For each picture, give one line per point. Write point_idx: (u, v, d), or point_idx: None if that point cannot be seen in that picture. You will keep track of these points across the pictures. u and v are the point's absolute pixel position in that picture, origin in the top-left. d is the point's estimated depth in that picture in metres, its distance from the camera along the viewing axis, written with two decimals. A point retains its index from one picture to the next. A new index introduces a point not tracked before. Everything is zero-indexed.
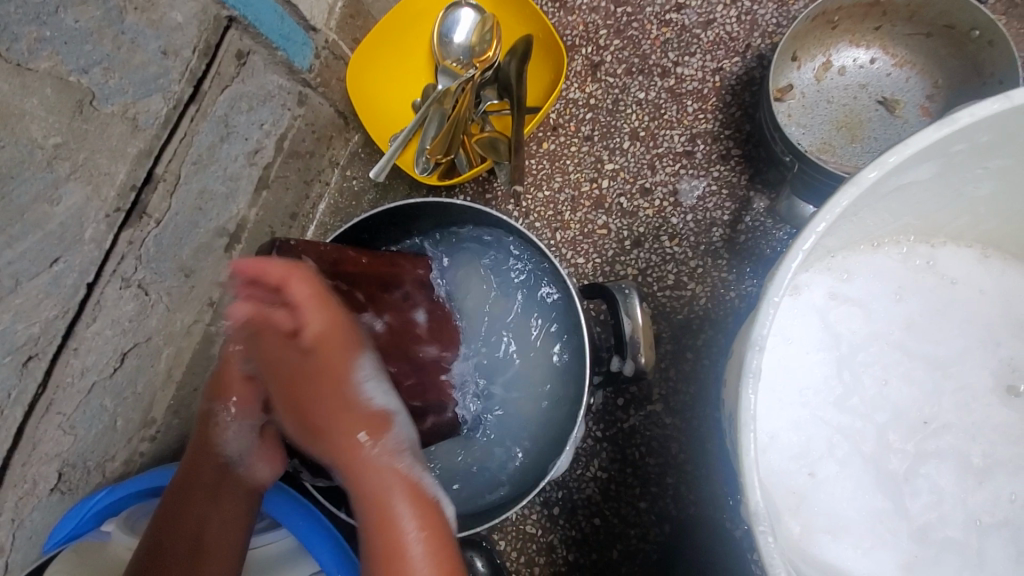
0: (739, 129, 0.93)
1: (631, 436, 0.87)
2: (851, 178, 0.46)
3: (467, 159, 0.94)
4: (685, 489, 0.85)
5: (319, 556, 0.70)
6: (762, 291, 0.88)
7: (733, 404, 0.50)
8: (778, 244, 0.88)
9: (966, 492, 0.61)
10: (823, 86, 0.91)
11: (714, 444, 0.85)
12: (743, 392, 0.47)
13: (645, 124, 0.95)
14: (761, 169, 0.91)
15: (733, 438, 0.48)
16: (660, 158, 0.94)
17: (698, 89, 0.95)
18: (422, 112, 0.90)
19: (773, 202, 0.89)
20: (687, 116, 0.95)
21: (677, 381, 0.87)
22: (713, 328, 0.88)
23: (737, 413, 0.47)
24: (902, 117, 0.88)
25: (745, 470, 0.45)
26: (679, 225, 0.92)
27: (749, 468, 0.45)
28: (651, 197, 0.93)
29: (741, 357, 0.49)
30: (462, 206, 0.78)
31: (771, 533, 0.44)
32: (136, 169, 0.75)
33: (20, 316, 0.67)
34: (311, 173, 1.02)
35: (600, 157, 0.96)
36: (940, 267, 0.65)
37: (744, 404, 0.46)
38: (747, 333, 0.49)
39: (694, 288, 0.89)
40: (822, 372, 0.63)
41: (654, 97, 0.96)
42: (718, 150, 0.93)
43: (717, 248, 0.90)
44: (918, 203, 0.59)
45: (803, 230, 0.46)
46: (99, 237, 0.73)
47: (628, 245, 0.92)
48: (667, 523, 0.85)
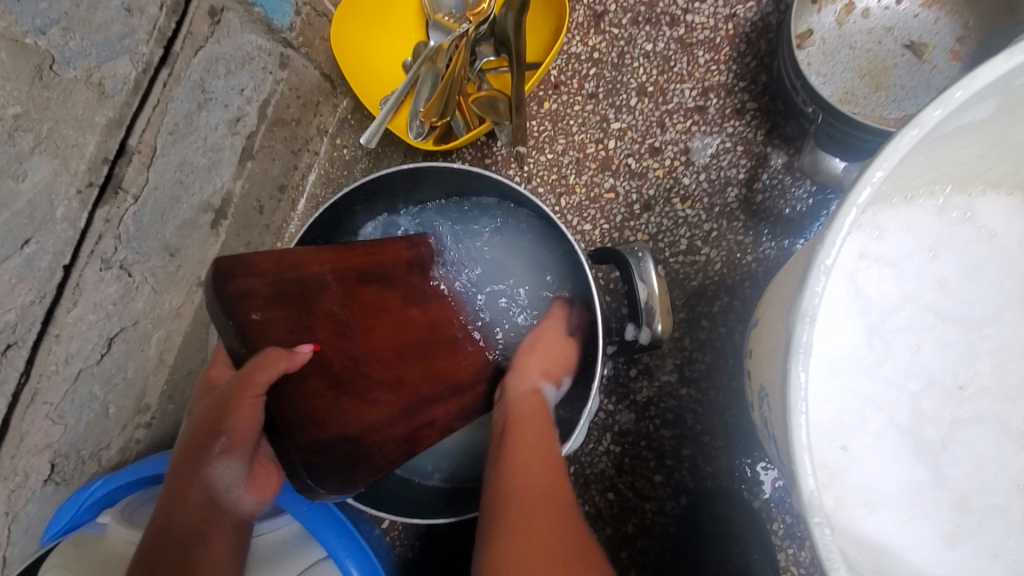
0: (755, 81, 0.87)
1: (644, 409, 0.84)
2: (913, 121, 0.41)
3: (464, 121, 0.88)
4: (701, 460, 0.82)
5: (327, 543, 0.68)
6: (781, 255, 0.83)
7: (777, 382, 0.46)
8: (798, 204, 0.83)
9: (1007, 456, 0.58)
10: (846, 31, 0.84)
11: (731, 414, 0.82)
12: (792, 368, 0.43)
13: (654, 78, 0.89)
14: (778, 124, 0.85)
15: (781, 415, 0.44)
16: (670, 115, 0.88)
17: (710, 38, 0.88)
18: (413, 73, 0.84)
19: (792, 158, 0.84)
20: (699, 68, 0.88)
21: (691, 350, 0.84)
22: (729, 294, 0.83)
23: (785, 392, 0.43)
24: (930, 62, 0.82)
25: (796, 454, 0.42)
26: (691, 187, 0.86)
27: (799, 450, 0.42)
28: (661, 157, 0.88)
29: (785, 331, 0.45)
30: (461, 170, 0.73)
31: (828, 524, 0.41)
32: (107, 140, 0.69)
33: None
34: (299, 143, 0.97)
35: (606, 116, 0.90)
36: (979, 217, 0.60)
37: (795, 384, 0.42)
38: (793, 302, 0.45)
39: (708, 253, 0.85)
40: (857, 339, 0.59)
41: (662, 49, 0.89)
42: (732, 104, 0.87)
43: (733, 209, 0.85)
44: (960, 150, 0.54)
45: (859, 184, 0.41)
46: (72, 215, 0.68)
47: (638, 209, 0.87)
48: (682, 496, 0.82)
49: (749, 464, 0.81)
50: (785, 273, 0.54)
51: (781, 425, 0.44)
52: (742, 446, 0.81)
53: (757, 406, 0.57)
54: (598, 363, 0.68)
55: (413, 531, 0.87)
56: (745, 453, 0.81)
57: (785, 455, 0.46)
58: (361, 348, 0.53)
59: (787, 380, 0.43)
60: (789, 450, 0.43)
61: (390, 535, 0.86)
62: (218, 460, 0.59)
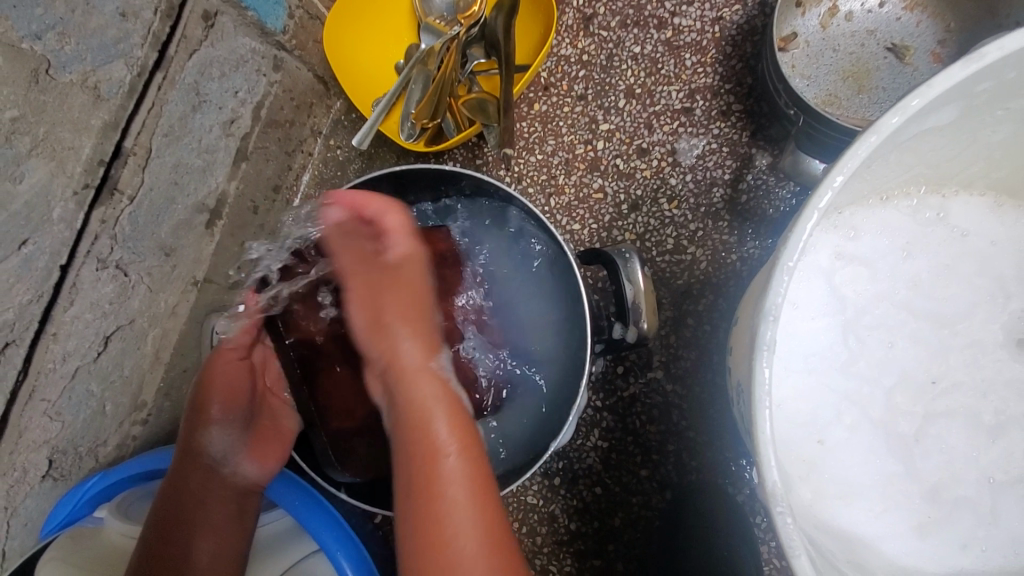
0: (740, 83, 0.88)
1: (631, 405, 0.85)
2: (873, 125, 0.43)
3: (454, 123, 0.88)
4: (686, 455, 0.84)
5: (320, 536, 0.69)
6: (766, 254, 0.85)
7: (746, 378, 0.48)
8: (782, 204, 0.84)
9: (978, 449, 0.60)
10: (829, 34, 0.86)
11: (716, 410, 0.84)
12: (758, 364, 0.44)
13: (641, 80, 0.91)
14: (763, 125, 0.87)
15: (748, 410, 0.46)
16: (657, 116, 0.90)
17: (697, 41, 0.90)
18: (405, 75, 0.85)
19: (776, 159, 0.85)
20: (686, 70, 0.90)
21: (677, 347, 0.85)
22: (714, 292, 0.85)
23: (751, 388, 0.45)
24: (911, 65, 0.83)
25: (761, 447, 0.44)
26: (678, 187, 0.88)
27: (762, 444, 0.44)
28: (648, 158, 0.89)
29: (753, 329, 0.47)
30: (450, 171, 0.75)
31: (790, 513, 0.42)
32: (102, 142, 0.71)
33: None
34: (293, 144, 0.98)
35: (594, 118, 0.91)
36: (952, 217, 0.62)
37: (760, 380, 0.44)
38: (760, 301, 0.46)
39: (694, 253, 0.86)
40: (833, 337, 0.60)
41: (650, 51, 0.91)
42: (718, 106, 0.88)
43: (718, 210, 0.86)
44: (932, 152, 0.56)
45: (819, 187, 0.42)
46: (69, 216, 0.69)
47: (625, 209, 0.89)
48: (668, 490, 0.84)
49: (734, 459, 0.82)
50: (759, 273, 0.56)
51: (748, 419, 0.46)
52: (726, 441, 0.83)
53: (735, 404, 0.59)
54: (586, 360, 0.69)
55: None
56: (729, 449, 0.83)
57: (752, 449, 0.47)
58: (389, 339, 0.59)
59: (753, 375, 0.45)
60: (754, 443, 0.44)
61: (383, 529, 0.88)
62: (217, 423, 0.74)
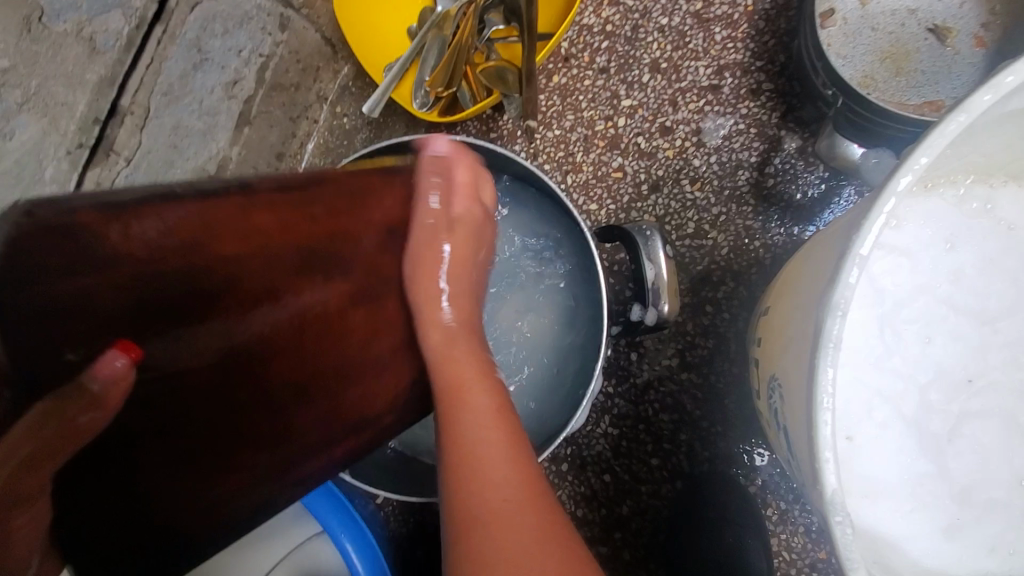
0: (772, 61, 0.84)
1: (644, 393, 0.83)
2: (962, 106, 0.40)
3: (470, 93, 0.84)
4: (698, 445, 0.82)
5: (322, 514, 0.69)
6: (789, 242, 0.82)
7: (800, 376, 0.45)
8: (809, 189, 0.81)
9: (1012, 450, 0.58)
10: (868, 12, 0.82)
11: (731, 400, 0.82)
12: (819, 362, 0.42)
13: (667, 54, 0.86)
14: (795, 106, 0.83)
15: (804, 407, 0.44)
16: (682, 93, 0.86)
17: (727, 14, 0.85)
18: (419, 40, 0.80)
19: (806, 142, 0.82)
20: (715, 45, 0.85)
21: (694, 335, 0.83)
22: (735, 279, 0.82)
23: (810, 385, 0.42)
24: (952, 48, 0.79)
25: (820, 449, 0.42)
26: (702, 168, 0.84)
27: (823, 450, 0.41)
28: (671, 137, 0.85)
29: (813, 323, 0.44)
30: (471, 144, 0.69)
31: (848, 520, 0.41)
32: (98, 99, 0.67)
33: None
34: (298, 109, 0.91)
35: (617, 93, 0.87)
36: (999, 208, 0.59)
37: (821, 380, 0.41)
38: (823, 293, 0.43)
39: (715, 238, 0.83)
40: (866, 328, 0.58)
41: (678, 23, 0.86)
42: (748, 84, 0.84)
43: (742, 194, 0.83)
44: (987, 141, 0.53)
45: (903, 171, 0.40)
46: (62, 177, 0.66)
47: (645, 189, 0.85)
48: (679, 480, 0.82)
49: (745, 451, 0.81)
50: (803, 263, 0.53)
51: (804, 419, 0.44)
52: (740, 431, 0.82)
53: (764, 402, 0.58)
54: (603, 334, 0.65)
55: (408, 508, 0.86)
56: (741, 440, 0.82)
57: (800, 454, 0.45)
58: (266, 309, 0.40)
59: (813, 373, 0.42)
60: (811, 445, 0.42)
61: (385, 510, 0.85)
62: None
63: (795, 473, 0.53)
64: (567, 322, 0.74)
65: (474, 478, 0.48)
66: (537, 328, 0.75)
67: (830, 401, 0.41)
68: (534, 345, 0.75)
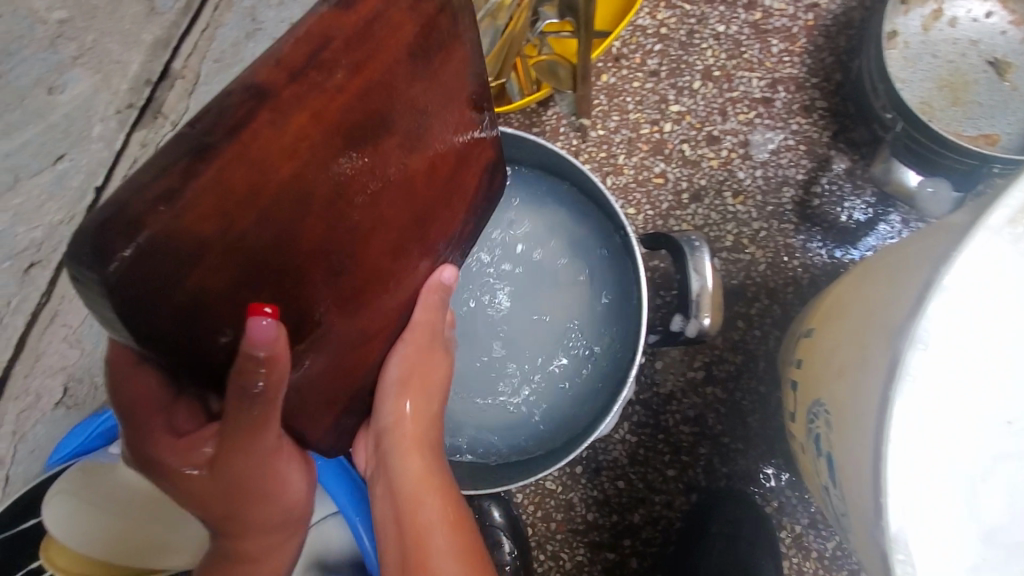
0: (828, 79, 0.83)
1: (666, 403, 0.82)
2: None
3: (519, 86, 0.84)
4: (717, 460, 0.82)
5: (337, 498, 0.67)
6: (829, 264, 0.81)
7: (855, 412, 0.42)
8: (852, 213, 0.80)
9: None
10: (930, 38, 0.80)
11: (754, 418, 0.81)
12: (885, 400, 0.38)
13: (721, 62, 0.85)
14: (847, 126, 0.82)
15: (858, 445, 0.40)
16: (733, 103, 0.84)
17: (786, 27, 0.84)
18: (469, 27, 0.70)
19: (856, 164, 0.81)
20: (771, 57, 0.84)
21: (723, 350, 0.82)
22: (770, 297, 0.81)
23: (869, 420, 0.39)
24: (1012, 82, 0.78)
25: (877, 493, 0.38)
26: (746, 182, 0.83)
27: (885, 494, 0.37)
28: (718, 146, 0.84)
29: (875, 356, 0.41)
30: (517, 134, 0.68)
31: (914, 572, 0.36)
32: (151, 60, 0.66)
33: (20, 218, 0.62)
34: None
35: (666, 97, 0.85)
36: None
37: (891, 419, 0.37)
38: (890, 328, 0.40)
39: (753, 253, 0.82)
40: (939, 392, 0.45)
41: (735, 32, 0.85)
42: (801, 100, 0.83)
43: (785, 211, 0.82)
44: None
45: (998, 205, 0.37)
46: (109, 136, 0.65)
47: (686, 198, 0.83)
48: (694, 493, 0.82)
49: (762, 470, 0.81)
50: (857, 296, 0.51)
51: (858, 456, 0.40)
52: (760, 451, 0.81)
53: (808, 448, 0.54)
54: (641, 338, 0.63)
55: None
56: (760, 459, 0.81)
57: (856, 493, 0.41)
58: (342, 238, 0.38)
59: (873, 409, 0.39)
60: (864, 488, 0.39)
61: None
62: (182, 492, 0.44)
63: (836, 519, 0.49)
64: (600, 324, 0.73)
65: (419, 542, 0.49)
66: (571, 333, 0.73)
67: (904, 434, 0.37)
68: (566, 350, 0.73)
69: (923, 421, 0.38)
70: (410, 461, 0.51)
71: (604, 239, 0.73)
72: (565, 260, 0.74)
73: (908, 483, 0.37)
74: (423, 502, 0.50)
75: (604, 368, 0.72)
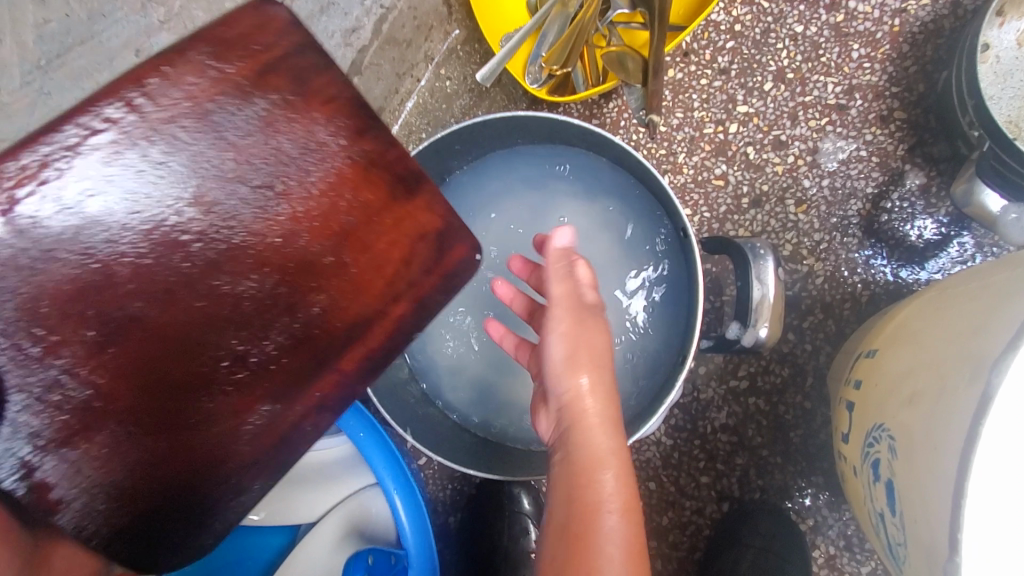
0: (910, 89, 0.79)
1: (705, 410, 0.81)
2: None
3: (584, 76, 0.82)
4: (754, 472, 0.80)
5: (380, 472, 0.70)
6: (891, 282, 0.78)
7: (928, 467, 0.41)
8: (921, 232, 0.78)
9: None
10: None
11: (796, 433, 0.80)
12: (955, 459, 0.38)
13: (796, 64, 0.81)
14: (925, 140, 0.78)
15: (932, 505, 0.40)
16: (805, 108, 0.81)
17: (870, 31, 0.80)
18: (541, 14, 0.75)
19: (930, 181, 0.78)
20: (850, 63, 0.80)
21: (770, 361, 0.80)
22: (824, 312, 0.79)
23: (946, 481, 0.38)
24: None
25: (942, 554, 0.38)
26: (811, 191, 0.80)
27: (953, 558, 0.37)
28: (785, 152, 0.81)
29: (955, 412, 0.40)
30: (581, 127, 0.66)
31: None
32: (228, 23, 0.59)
33: None
34: (405, 66, 0.88)
35: (734, 97, 0.82)
36: None
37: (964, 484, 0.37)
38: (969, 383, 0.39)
39: (811, 265, 0.79)
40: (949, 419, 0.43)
41: (814, 34, 0.81)
42: (878, 110, 0.79)
43: (850, 224, 0.79)
44: None
45: None
46: None
47: (746, 203, 0.81)
48: (726, 502, 0.81)
49: (799, 486, 0.80)
50: (932, 330, 0.49)
51: (932, 515, 0.40)
52: (799, 467, 0.80)
53: (864, 474, 0.55)
54: (696, 342, 0.61)
55: (448, 474, 0.86)
56: (799, 475, 0.80)
57: (924, 533, 0.41)
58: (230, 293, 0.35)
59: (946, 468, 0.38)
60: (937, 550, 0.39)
61: (426, 472, 0.85)
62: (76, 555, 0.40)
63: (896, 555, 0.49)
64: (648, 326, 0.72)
65: (587, 505, 0.45)
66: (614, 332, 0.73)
67: (990, 485, 0.37)
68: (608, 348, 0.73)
69: (1015, 477, 0.37)
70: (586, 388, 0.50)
71: (657, 240, 0.72)
72: (616, 257, 0.74)
73: (995, 535, 0.37)
74: (596, 430, 0.49)
75: (650, 370, 0.71)
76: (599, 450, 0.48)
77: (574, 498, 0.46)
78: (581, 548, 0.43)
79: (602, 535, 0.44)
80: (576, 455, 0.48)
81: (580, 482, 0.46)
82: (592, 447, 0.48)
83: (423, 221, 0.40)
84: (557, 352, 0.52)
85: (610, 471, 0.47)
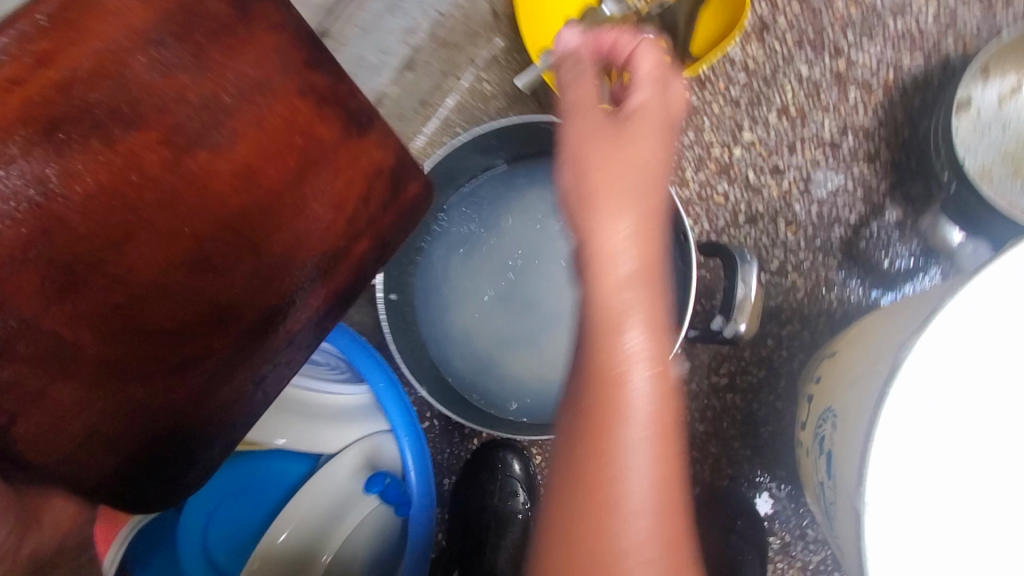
0: (896, 133, 0.89)
1: (688, 400, 0.90)
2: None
3: None
4: (725, 461, 0.89)
5: (391, 414, 0.78)
6: (863, 301, 0.87)
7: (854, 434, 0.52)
8: (895, 260, 0.87)
9: None
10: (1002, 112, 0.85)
11: (766, 428, 0.88)
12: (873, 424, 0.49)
13: (799, 101, 0.91)
14: (905, 179, 0.88)
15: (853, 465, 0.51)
16: (803, 141, 0.91)
17: (867, 79, 0.90)
18: None
19: (906, 216, 0.87)
20: (846, 105, 0.90)
21: (749, 362, 0.89)
22: (801, 322, 0.88)
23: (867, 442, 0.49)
24: None
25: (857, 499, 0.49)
26: (800, 214, 0.90)
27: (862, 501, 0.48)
28: (780, 178, 0.91)
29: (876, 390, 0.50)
30: None
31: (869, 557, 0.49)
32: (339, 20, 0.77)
33: None
34: (450, 66, 1.00)
35: (741, 125, 0.92)
36: None
37: None
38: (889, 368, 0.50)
39: (794, 280, 0.89)
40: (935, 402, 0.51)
41: (817, 76, 0.91)
42: (867, 148, 0.89)
43: (832, 247, 0.88)
44: None
45: None
46: None
47: (742, 219, 0.91)
48: (697, 486, 0.89)
49: (764, 476, 0.88)
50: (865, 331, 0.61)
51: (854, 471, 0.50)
52: (766, 459, 0.88)
53: (808, 451, 0.66)
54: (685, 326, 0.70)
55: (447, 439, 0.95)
56: (765, 466, 0.88)
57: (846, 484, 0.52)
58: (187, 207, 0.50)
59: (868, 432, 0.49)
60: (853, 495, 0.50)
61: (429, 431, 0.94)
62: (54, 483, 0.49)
63: (829, 518, 0.60)
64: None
65: (613, 408, 0.40)
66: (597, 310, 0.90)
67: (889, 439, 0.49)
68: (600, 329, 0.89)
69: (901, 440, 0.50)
70: (617, 230, 0.43)
71: None
72: None
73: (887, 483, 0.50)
74: (654, 235, 0.44)
75: None
76: (660, 288, 0.43)
77: (597, 360, 0.41)
78: (602, 450, 0.39)
79: (625, 449, 0.39)
80: (603, 313, 0.42)
81: (607, 334, 0.41)
82: (618, 304, 0.41)
83: (375, 156, 0.57)
84: (565, 180, 0.47)
85: (648, 369, 0.41)
